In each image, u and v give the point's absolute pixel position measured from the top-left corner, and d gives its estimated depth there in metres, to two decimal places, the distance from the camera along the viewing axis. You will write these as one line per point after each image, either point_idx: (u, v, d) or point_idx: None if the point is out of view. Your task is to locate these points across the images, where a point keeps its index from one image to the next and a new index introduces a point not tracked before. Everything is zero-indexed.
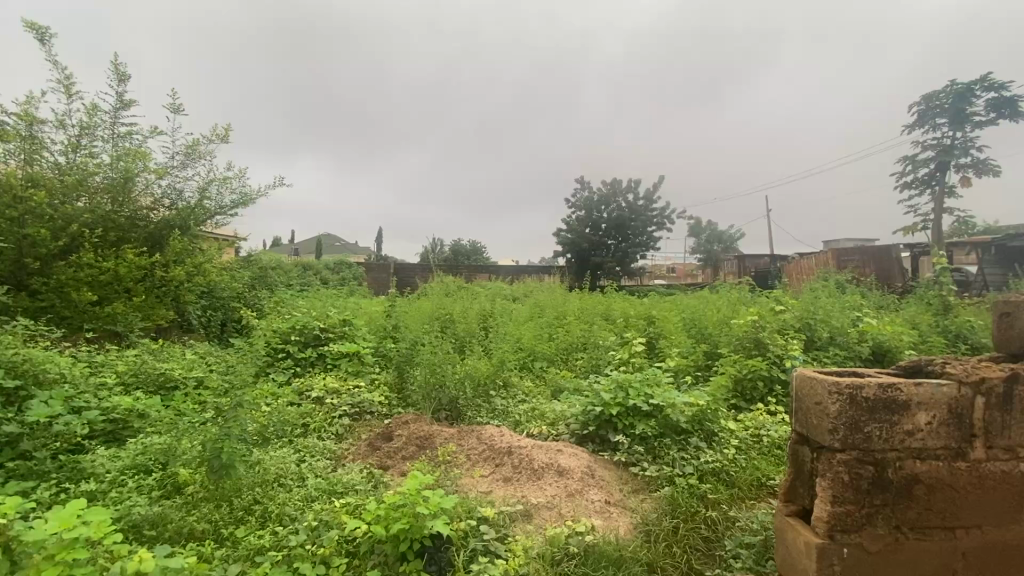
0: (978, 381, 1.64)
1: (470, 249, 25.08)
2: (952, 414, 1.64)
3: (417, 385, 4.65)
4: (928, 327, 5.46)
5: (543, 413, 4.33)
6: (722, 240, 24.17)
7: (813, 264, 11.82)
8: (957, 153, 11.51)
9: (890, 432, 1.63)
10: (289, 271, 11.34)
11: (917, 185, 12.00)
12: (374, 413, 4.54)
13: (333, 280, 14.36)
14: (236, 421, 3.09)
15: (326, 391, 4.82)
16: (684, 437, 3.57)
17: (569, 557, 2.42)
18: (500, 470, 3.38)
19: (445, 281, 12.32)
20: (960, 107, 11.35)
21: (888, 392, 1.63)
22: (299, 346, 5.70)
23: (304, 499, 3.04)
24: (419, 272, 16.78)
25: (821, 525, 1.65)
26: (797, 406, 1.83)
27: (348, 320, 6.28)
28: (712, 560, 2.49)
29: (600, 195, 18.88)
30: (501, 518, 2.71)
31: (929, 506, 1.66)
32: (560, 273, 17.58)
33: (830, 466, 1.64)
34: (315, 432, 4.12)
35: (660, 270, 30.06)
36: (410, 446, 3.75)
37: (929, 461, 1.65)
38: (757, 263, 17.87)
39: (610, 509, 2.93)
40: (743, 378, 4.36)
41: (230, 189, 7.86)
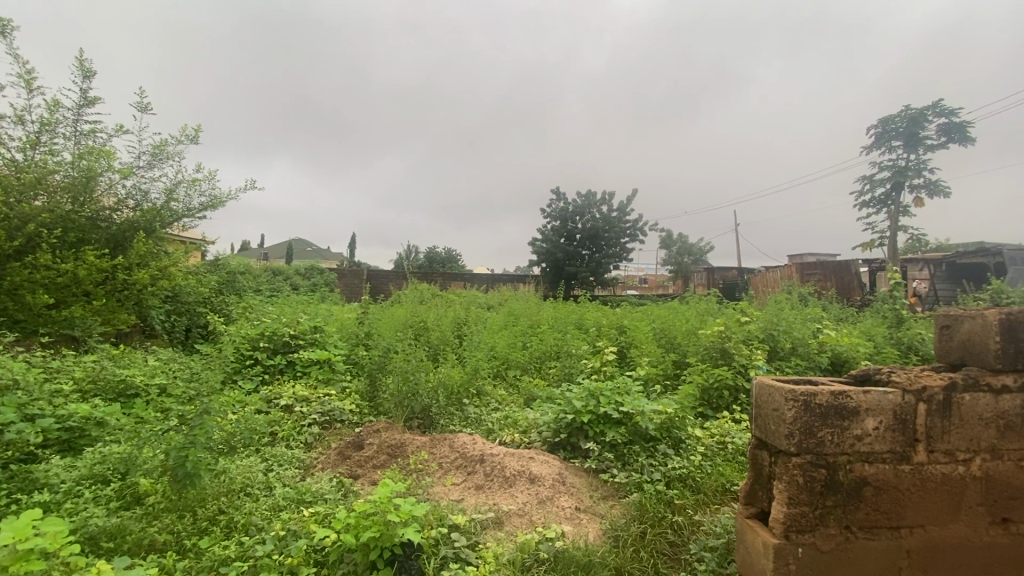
0: (920, 389, 1.76)
1: (445, 257, 25.05)
2: (897, 420, 1.76)
3: (389, 393, 4.62)
4: (883, 338, 5.74)
5: (516, 420, 4.36)
6: (693, 252, 24.72)
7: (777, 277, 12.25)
8: (912, 174, 12.14)
9: (840, 436, 1.73)
10: (258, 276, 11.10)
11: (874, 204, 12.58)
12: (344, 421, 4.50)
13: (305, 286, 14.11)
14: (202, 429, 3.00)
15: (296, 399, 4.75)
16: (652, 444, 3.66)
17: (539, 563, 2.46)
18: (472, 478, 3.39)
19: (420, 288, 12.27)
20: (914, 130, 12.00)
21: (839, 399, 1.73)
22: (268, 353, 5.59)
23: (272, 508, 3.00)
24: (393, 279, 16.64)
25: (778, 526, 1.73)
26: (756, 413, 1.92)
27: (319, 327, 6.20)
28: (678, 564, 2.55)
29: (575, 205, 19.11)
30: (472, 525, 2.72)
31: (876, 507, 1.76)
32: (535, 283, 17.74)
33: (787, 470, 1.73)
34: (284, 440, 4.06)
35: (632, 280, 30.52)
36: (381, 455, 3.72)
37: (877, 464, 1.76)
38: (725, 275, 18.38)
39: (580, 515, 2.98)
40: (710, 387, 4.49)
41: (198, 191, 7.67)
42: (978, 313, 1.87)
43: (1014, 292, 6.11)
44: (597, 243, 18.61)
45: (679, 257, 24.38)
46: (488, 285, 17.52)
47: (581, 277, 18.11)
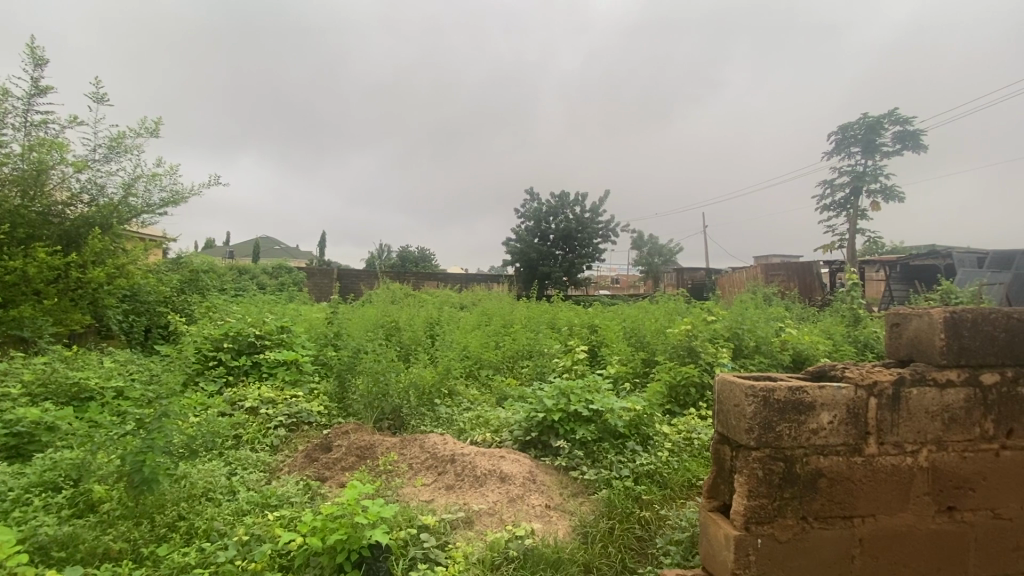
0: (871, 384, 1.85)
1: (418, 256, 24.82)
2: (850, 414, 1.83)
3: (359, 394, 4.56)
4: (841, 336, 5.97)
5: (488, 420, 4.36)
6: (663, 253, 25.21)
7: (743, 277, 12.60)
8: (869, 180, 12.67)
9: (798, 430, 1.80)
10: (223, 275, 10.77)
11: (835, 207, 13.06)
12: (312, 423, 4.41)
13: (272, 285, 13.76)
14: (160, 432, 2.89)
15: (261, 401, 4.62)
16: (621, 441, 3.72)
17: (509, 561, 2.46)
18: (442, 478, 3.37)
19: (392, 287, 12.14)
20: (871, 137, 12.52)
21: (796, 395, 1.79)
22: (232, 353, 5.43)
23: (235, 513, 2.92)
24: (364, 279, 16.39)
25: (739, 518, 1.78)
26: (718, 408, 1.97)
27: (286, 327, 6.06)
28: (645, 558, 2.60)
29: (548, 206, 19.20)
30: (442, 526, 2.71)
31: (831, 498, 1.83)
32: (508, 283, 17.76)
33: (747, 463, 1.79)
34: (248, 443, 3.96)
35: (605, 280, 30.88)
36: (350, 457, 3.66)
37: (831, 456, 1.83)
38: (694, 276, 18.80)
39: (550, 513, 3.00)
40: (678, 384, 4.59)
41: (158, 186, 7.39)
42: (925, 312, 1.97)
43: (961, 292, 6.44)
44: (570, 243, 18.76)
45: (650, 257, 24.77)
46: (462, 285, 17.44)
47: (555, 277, 18.22)
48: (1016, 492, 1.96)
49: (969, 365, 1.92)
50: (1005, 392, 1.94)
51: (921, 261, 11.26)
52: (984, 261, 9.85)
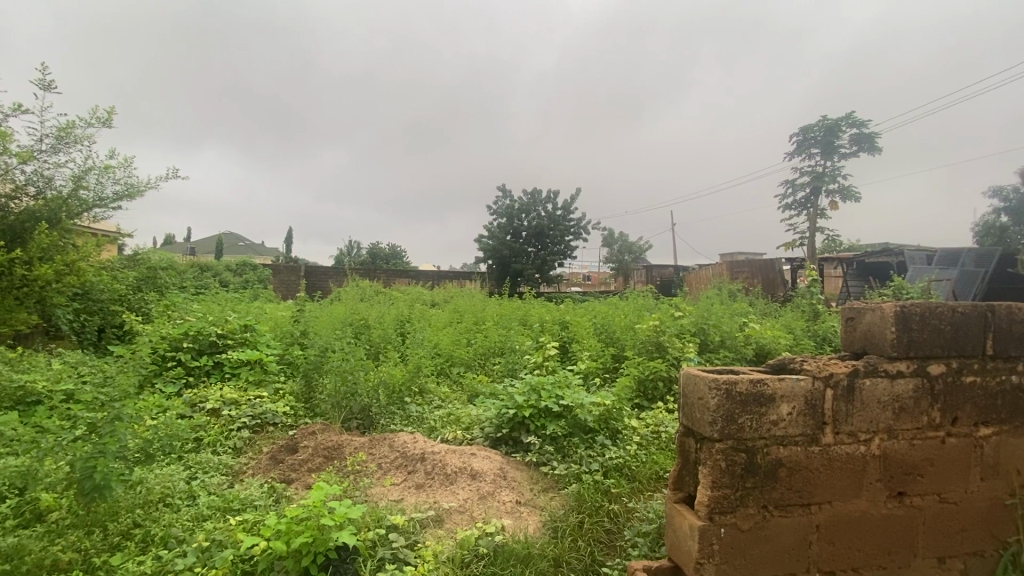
0: (827, 376, 1.92)
1: (389, 253, 24.46)
2: (807, 405, 1.90)
3: (327, 394, 4.47)
4: (801, 331, 6.19)
5: (459, 417, 4.33)
6: (633, 251, 25.62)
7: (709, 274, 12.90)
8: (828, 180, 13.16)
9: (758, 421, 1.85)
10: (183, 272, 10.37)
11: (796, 206, 13.51)
12: (277, 424, 4.30)
13: (236, 282, 13.31)
14: (112, 437, 2.74)
15: (223, 402, 4.46)
16: (591, 436, 3.76)
17: (479, 558, 2.47)
18: (412, 478, 3.33)
19: (361, 285, 11.93)
20: (830, 139, 12.99)
21: (757, 387, 1.84)
22: (192, 353, 5.23)
23: (194, 518, 2.81)
24: (333, 276, 16.05)
25: (703, 508, 1.82)
26: (683, 401, 2.01)
27: (250, 325, 5.88)
28: (614, 550, 2.64)
29: (520, 203, 19.21)
30: (412, 525, 2.68)
31: (790, 486, 1.89)
32: (480, 280, 17.71)
33: (711, 455, 1.83)
34: (210, 446, 3.83)
35: (577, 278, 31.13)
36: (317, 458, 3.59)
37: (790, 447, 1.89)
38: (662, 272, 19.16)
39: (521, 509, 3.01)
40: (646, 379, 4.67)
41: (111, 179, 7.05)
42: (877, 306, 2.06)
43: (911, 288, 6.76)
44: (542, 240, 18.83)
45: (620, 255, 25.10)
46: (433, 282, 17.29)
47: (527, 275, 18.28)
48: (961, 476, 2.07)
49: (917, 357, 2.01)
50: (951, 382, 2.04)
51: (876, 259, 11.76)
52: (932, 258, 10.35)
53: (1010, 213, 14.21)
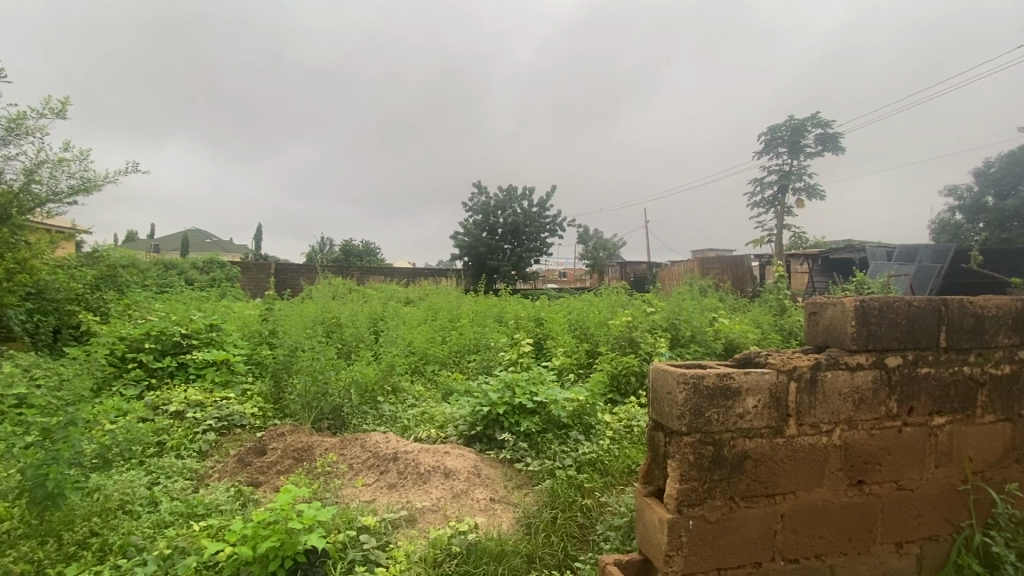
0: (791, 369, 1.96)
1: (363, 250, 24.09)
2: (772, 398, 1.94)
3: (296, 394, 4.37)
4: (768, 325, 6.36)
5: (432, 416, 4.30)
6: (607, 248, 25.88)
7: (681, 271, 13.12)
8: (794, 179, 13.52)
9: (725, 415, 1.88)
10: (145, 270, 9.99)
11: (764, 204, 13.85)
12: (245, 426, 4.18)
13: (202, 280, 12.90)
14: (66, 443, 2.59)
15: (188, 404, 4.32)
16: (564, 431, 3.79)
17: (451, 557, 2.45)
18: (384, 478, 3.29)
19: (334, 283, 11.71)
20: (796, 138, 13.35)
21: (724, 381, 1.87)
22: (155, 354, 5.04)
23: (155, 525, 2.72)
24: (304, 273, 15.71)
25: (672, 502, 1.85)
26: (652, 396, 2.03)
27: (216, 325, 5.70)
28: (586, 545, 2.66)
29: (496, 200, 19.16)
30: (383, 526, 2.65)
31: (755, 477, 1.93)
32: (456, 277, 17.63)
33: (679, 449, 1.85)
34: (173, 450, 3.70)
35: (552, 275, 31.27)
36: (286, 459, 3.50)
37: (756, 439, 1.93)
38: (636, 269, 19.41)
39: (494, 506, 3.01)
40: (619, 374, 4.72)
41: (66, 172, 6.74)
42: (838, 300, 2.11)
43: (872, 283, 7.01)
44: (518, 237, 18.84)
45: (595, 252, 25.30)
46: (408, 279, 17.12)
47: (503, 272, 18.28)
48: (916, 464, 2.15)
49: (876, 350, 2.08)
50: (907, 373, 2.12)
51: (840, 255, 12.15)
52: (892, 254, 10.76)
53: (963, 212, 14.89)
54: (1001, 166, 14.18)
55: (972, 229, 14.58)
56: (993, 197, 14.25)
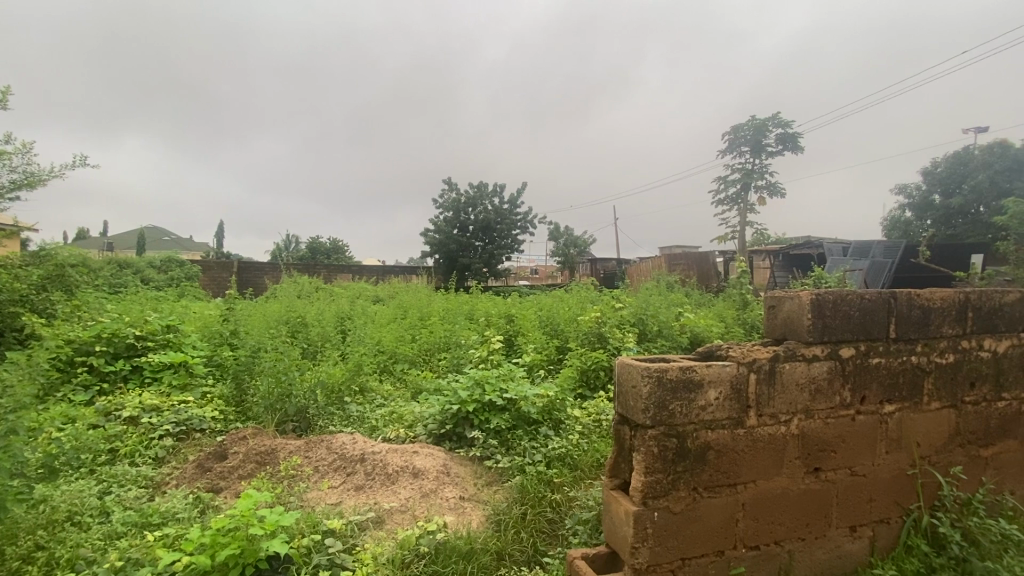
0: (751, 361, 2.01)
1: (330, 247, 23.57)
2: (732, 390, 1.99)
3: (259, 397, 4.24)
4: (732, 319, 6.53)
5: (401, 415, 4.24)
6: (578, 244, 26.11)
7: (650, 267, 13.34)
8: (757, 177, 13.92)
9: (688, 407, 1.92)
10: (96, 269, 9.51)
11: (728, 202, 14.22)
12: (205, 430, 4.03)
13: (159, 279, 12.37)
14: (7, 452, 2.42)
15: (142, 409, 4.13)
16: (534, 427, 3.79)
17: (420, 558, 2.42)
18: (351, 479, 3.23)
19: (300, 281, 11.40)
20: (758, 138, 13.75)
21: (686, 374, 1.91)
22: (107, 358, 4.80)
23: (106, 537, 2.58)
24: (268, 272, 15.26)
25: (637, 494, 1.87)
26: (618, 390, 2.05)
27: (173, 326, 5.47)
28: (556, 539, 2.68)
29: (467, 197, 19.05)
30: (350, 529, 2.60)
31: (718, 468, 1.98)
32: (426, 274, 17.47)
33: (644, 442, 1.88)
34: (127, 457, 3.54)
35: (524, 271, 31.32)
36: (248, 464, 3.40)
37: (718, 430, 1.97)
38: (606, 265, 19.65)
39: (464, 504, 2.99)
40: (588, 369, 4.76)
41: (7, 166, 6.35)
42: (795, 294, 2.17)
43: (829, 277, 7.29)
44: (489, 234, 18.79)
45: (566, 248, 25.44)
46: (378, 277, 16.84)
47: (474, 269, 18.21)
48: (869, 450, 2.24)
49: (831, 341, 2.16)
50: (859, 363, 2.21)
51: (799, 251, 12.59)
52: (847, 250, 11.21)
53: (913, 209, 15.65)
54: (946, 166, 14.94)
55: (921, 226, 15.32)
56: (940, 195, 15.01)
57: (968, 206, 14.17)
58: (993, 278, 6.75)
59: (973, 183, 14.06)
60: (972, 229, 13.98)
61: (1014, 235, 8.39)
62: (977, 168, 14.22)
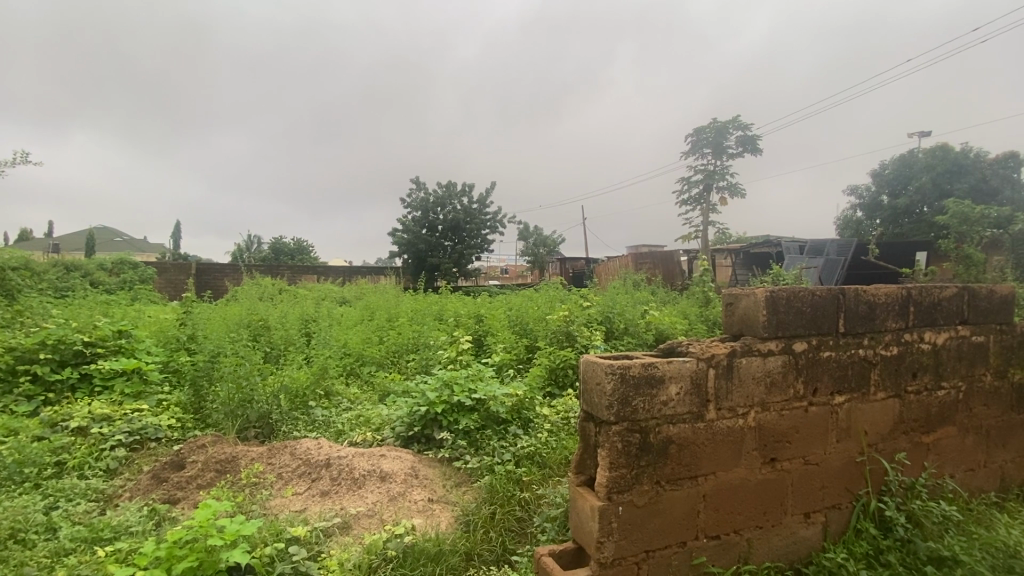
0: (710, 357, 2.08)
1: (293, 247, 22.97)
2: (692, 385, 2.05)
3: (218, 403, 4.10)
4: (695, 316, 6.71)
5: (368, 419, 4.18)
6: (547, 243, 26.21)
7: (617, 266, 13.54)
8: (718, 178, 14.32)
9: (650, 402, 1.96)
10: (39, 272, 8.96)
11: (691, 202, 14.58)
12: (160, 439, 3.88)
13: (111, 283, 11.78)
14: None
15: (92, 419, 3.92)
16: (503, 427, 3.80)
17: (387, 562, 2.40)
18: (317, 485, 3.17)
19: (262, 283, 11.06)
20: (720, 140, 14.15)
21: (648, 370, 1.95)
22: (52, 366, 4.55)
23: (53, 554, 2.45)
24: (229, 273, 14.75)
25: (602, 489, 1.91)
26: (583, 388, 2.08)
27: (125, 331, 5.22)
28: (525, 538, 2.71)
29: (435, 196, 18.87)
30: (315, 535, 2.55)
31: (680, 461, 2.03)
32: (395, 275, 17.24)
33: (608, 438, 1.91)
34: (75, 470, 3.36)
35: (493, 271, 31.31)
36: (207, 473, 3.28)
37: (679, 425, 2.03)
38: (574, 264, 19.86)
39: (433, 506, 2.98)
40: (557, 367, 4.81)
41: None
42: (751, 292, 2.25)
43: (786, 275, 7.57)
44: (458, 234, 18.69)
45: (535, 248, 25.55)
46: (344, 278, 16.52)
47: (444, 269, 18.07)
48: (821, 439, 2.35)
49: (784, 336, 2.25)
50: (811, 357, 2.31)
51: (759, 249, 13.04)
52: (804, 248, 11.67)
53: (863, 209, 16.46)
54: (893, 169, 15.74)
55: (871, 225, 16.12)
56: (888, 196, 15.81)
57: (914, 206, 14.96)
58: (935, 274, 7.17)
59: (917, 185, 14.86)
60: (917, 228, 14.77)
61: (954, 233, 8.93)
62: (920, 170, 15.03)
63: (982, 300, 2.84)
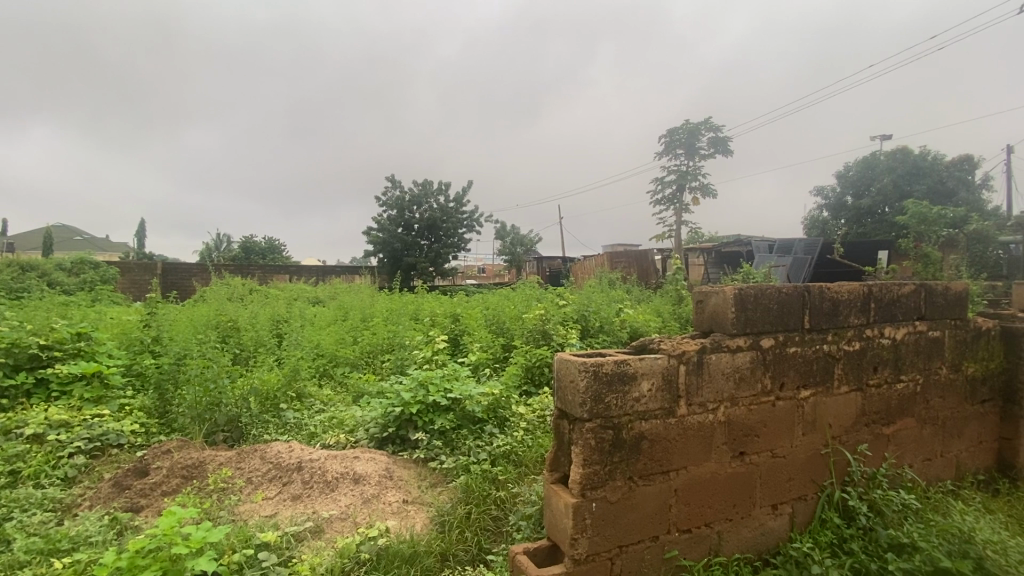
0: (681, 353, 2.12)
1: (264, 247, 22.40)
2: (663, 381, 2.08)
3: (184, 407, 3.97)
4: (669, 314, 6.82)
5: (342, 420, 4.11)
6: (523, 243, 26.20)
7: (592, 266, 13.64)
8: (691, 179, 14.57)
9: (622, 399, 1.99)
10: None
11: (664, 202, 14.80)
12: (123, 445, 3.74)
13: (70, 283, 11.28)
14: None
15: (49, 425, 3.75)
16: (479, 426, 3.79)
17: (360, 565, 2.37)
18: (288, 489, 3.10)
19: (231, 283, 10.74)
20: (692, 141, 14.40)
21: (620, 367, 1.97)
22: (5, 371, 4.33)
23: (6, 567, 2.33)
24: (197, 273, 14.31)
25: (576, 486, 1.92)
26: (556, 386, 2.09)
27: (85, 333, 5.00)
28: (500, 536, 2.71)
29: (411, 195, 18.68)
30: (286, 540, 2.50)
31: (652, 456, 2.06)
32: (370, 275, 17.02)
33: (582, 435, 1.92)
34: (30, 479, 3.21)
35: (470, 271, 31.20)
36: (173, 479, 3.18)
37: (651, 421, 2.06)
38: (551, 263, 19.96)
39: (408, 508, 2.95)
40: (533, 365, 4.82)
41: None
42: (720, 290, 2.30)
43: (756, 273, 7.75)
44: (434, 233, 18.56)
45: (511, 248, 25.56)
46: (317, 278, 16.21)
47: (420, 268, 17.92)
48: (787, 432, 2.41)
49: (752, 333, 2.30)
50: (778, 353, 2.37)
51: (730, 248, 13.33)
52: (773, 247, 11.98)
53: (829, 209, 17.00)
54: (856, 170, 16.30)
55: (837, 225, 16.65)
56: (852, 197, 16.37)
57: (876, 206, 15.50)
58: (896, 272, 7.45)
59: (879, 186, 15.39)
60: (879, 227, 15.32)
61: (914, 233, 9.30)
62: (882, 172, 15.59)
63: (938, 297, 2.96)
